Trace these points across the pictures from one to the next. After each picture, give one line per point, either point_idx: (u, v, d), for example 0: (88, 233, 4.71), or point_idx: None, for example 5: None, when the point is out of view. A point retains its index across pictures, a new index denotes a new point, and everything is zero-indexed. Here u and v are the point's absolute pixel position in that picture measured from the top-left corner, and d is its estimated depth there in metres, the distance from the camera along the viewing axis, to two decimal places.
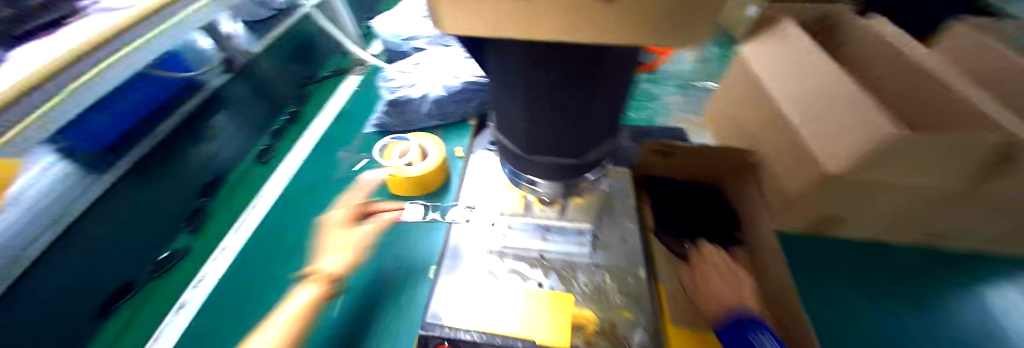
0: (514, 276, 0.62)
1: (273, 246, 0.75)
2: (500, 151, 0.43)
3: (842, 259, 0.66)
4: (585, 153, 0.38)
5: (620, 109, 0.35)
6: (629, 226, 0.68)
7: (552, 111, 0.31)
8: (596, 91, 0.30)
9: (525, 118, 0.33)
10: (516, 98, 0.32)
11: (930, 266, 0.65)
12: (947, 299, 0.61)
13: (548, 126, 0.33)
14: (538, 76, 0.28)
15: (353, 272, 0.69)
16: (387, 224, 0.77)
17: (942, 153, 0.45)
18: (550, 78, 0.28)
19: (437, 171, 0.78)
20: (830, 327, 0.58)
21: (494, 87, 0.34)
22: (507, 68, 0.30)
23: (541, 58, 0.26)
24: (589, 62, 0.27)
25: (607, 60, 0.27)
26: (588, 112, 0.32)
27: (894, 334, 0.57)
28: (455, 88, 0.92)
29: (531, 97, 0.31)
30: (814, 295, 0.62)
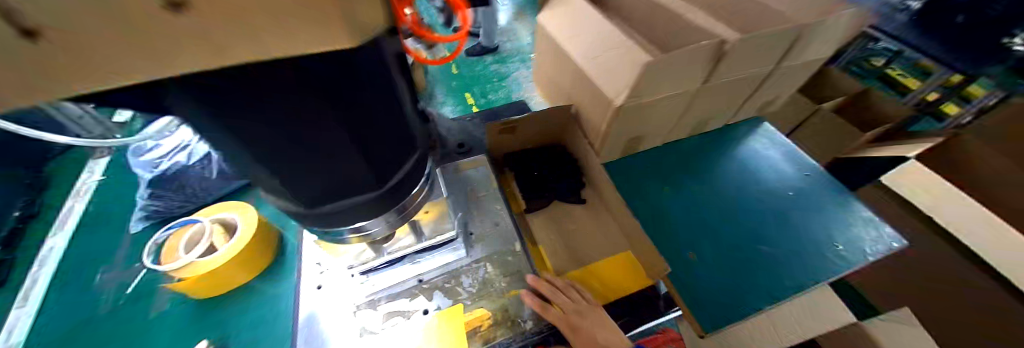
0: (396, 318, 0.56)
1: None
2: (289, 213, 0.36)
3: (652, 163, 0.81)
4: (384, 180, 0.35)
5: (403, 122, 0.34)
6: (498, 208, 0.69)
7: (303, 144, 0.28)
8: (350, 111, 0.27)
9: (278, 166, 0.29)
10: (262, 146, 0.27)
11: (702, 143, 0.85)
12: (716, 163, 0.81)
13: (313, 170, 0.30)
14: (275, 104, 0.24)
15: None
16: None
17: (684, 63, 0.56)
18: (285, 110, 0.25)
19: (255, 242, 0.63)
20: (655, 219, 0.71)
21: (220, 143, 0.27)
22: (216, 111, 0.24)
23: (249, 88, 0.23)
24: (318, 79, 0.24)
25: (344, 73, 0.25)
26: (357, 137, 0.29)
27: (693, 204, 0.73)
28: None
29: (269, 135, 0.26)
30: (639, 199, 0.74)
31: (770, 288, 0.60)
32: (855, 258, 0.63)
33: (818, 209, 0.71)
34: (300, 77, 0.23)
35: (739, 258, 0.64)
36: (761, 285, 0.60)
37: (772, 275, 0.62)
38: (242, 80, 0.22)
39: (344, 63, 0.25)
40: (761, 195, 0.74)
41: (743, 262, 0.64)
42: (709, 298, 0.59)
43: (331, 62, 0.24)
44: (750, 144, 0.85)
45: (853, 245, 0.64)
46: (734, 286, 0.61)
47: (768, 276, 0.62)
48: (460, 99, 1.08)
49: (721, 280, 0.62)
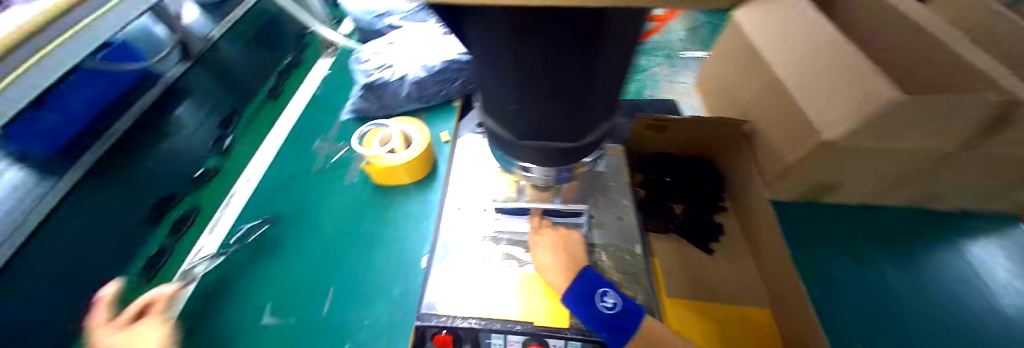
0: (509, 261, 0.62)
1: (249, 244, 0.71)
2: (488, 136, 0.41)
3: (829, 221, 0.67)
4: (580, 136, 0.36)
5: (615, 95, 0.34)
6: (624, 203, 0.67)
7: (538, 93, 0.30)
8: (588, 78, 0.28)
9: (511, 103, 0.32)
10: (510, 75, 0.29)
11: (914, 223, 0.66)
12: (928, 249, 0.63)
13: (533, 112, 0.32)
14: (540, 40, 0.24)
15: (339, 266, 0.66)
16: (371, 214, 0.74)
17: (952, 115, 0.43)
18: (539, 57, 0.26)
19: (423, 156, 0.75)
20: (817, 290, 0.59)
21: (477, 65, 0.31)
22: (491, 43, 0.26)
23: (528, 33, 0.24)
24: (582, 39, 0.24)
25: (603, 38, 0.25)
26: (584, 94, 0.30)
27: (883, 288, 0.59)
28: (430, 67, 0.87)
29: (518, 78, 0.29)
30: (802, 257, 0.63)
31: None
32: None
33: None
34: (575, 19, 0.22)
35: None
36: None
37: None
38: (523, 22, 0.23)
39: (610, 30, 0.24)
40: (1006, 316, 0.54)
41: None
42: None
43: (603, 24, 0.23)
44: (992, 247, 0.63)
45: None
46: None
47: None
48: None
49: None
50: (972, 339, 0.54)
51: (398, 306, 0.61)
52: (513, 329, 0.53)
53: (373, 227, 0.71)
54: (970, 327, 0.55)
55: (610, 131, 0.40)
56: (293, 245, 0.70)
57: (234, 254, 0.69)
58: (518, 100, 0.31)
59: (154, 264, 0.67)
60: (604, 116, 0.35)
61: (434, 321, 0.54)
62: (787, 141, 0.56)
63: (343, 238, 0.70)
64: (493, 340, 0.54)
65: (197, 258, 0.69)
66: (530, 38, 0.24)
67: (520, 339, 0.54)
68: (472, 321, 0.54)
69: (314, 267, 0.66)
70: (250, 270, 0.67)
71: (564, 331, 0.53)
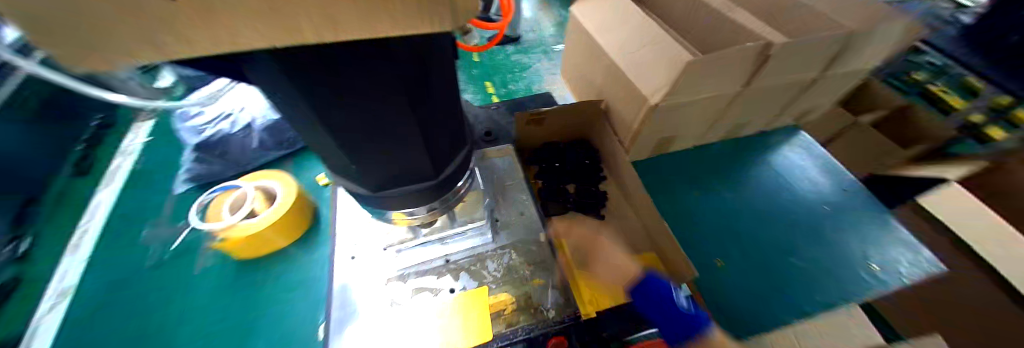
0: (424, 294, 0.59)
1: None
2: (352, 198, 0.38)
3: (682, 166, 0.80)
4: (439, 172, 0.35)
5: (460, 112, 0.34)
6: (524, 198, 0.70)
7: (372, 135, 0.27)
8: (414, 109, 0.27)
9: (343, 153, 0.29)
10: (327, 130, 0.26)
11: (736, 149, 0.83)
12: (746, 169, 0.80)
13: (374, 157, 0.30)
14: (322, 80, 0.21)
15: None
16: (245, 297, 0.63)
17: (730, 64, 0.54)
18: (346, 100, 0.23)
19: (295, 209, 0.66)
20: (686, 228, 0.71)
21: (291, 119, 0.27)
22: (289, 97, 0.23)
23: (319, 79, 0.21)
24: (384, 72, 0.22)
25: (407, 67, 0.23)
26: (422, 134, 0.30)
27: (723, 212, 0.73)
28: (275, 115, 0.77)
29: (338, 127, 0.26)
30: (670, 204, 0.74)
31: (797, 306, 0.62)
32: (891, 278, 0.64)
33: (854, 225, 0.71)
34: (363, 56, 0.21)
35: (772, 274, 0.65)
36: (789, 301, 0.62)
37: (803, 292, 0.63)
38: (309, 65, 0.20)
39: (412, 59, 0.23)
40: (794, 207, 0.73)
41: (776, 274, 0.65)
42: (736, 310, 0.61)
43: (399, 57, 0.22)
44: (783, 152, 0.83)
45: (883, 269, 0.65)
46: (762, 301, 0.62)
47: (798, 293, 0.63)
48: (480, 88, 1.07)
49: (748, 294, 0.63)
50: (786, 229, 0.71)
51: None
52: None
53: (252, 311, 0.61)
54: (783, 221, 0.72)
55: (472, 152, 0.40)
56: None
57: None
58: (354, 160, 0.29)
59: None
60: (456, 136, 0.35)
61: None
62: (633, 106, 0.64)
63: (217, 337, 0.59)
64: None
65: None
66: (325, 83, 0.22)
67: None
68: None
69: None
70: None
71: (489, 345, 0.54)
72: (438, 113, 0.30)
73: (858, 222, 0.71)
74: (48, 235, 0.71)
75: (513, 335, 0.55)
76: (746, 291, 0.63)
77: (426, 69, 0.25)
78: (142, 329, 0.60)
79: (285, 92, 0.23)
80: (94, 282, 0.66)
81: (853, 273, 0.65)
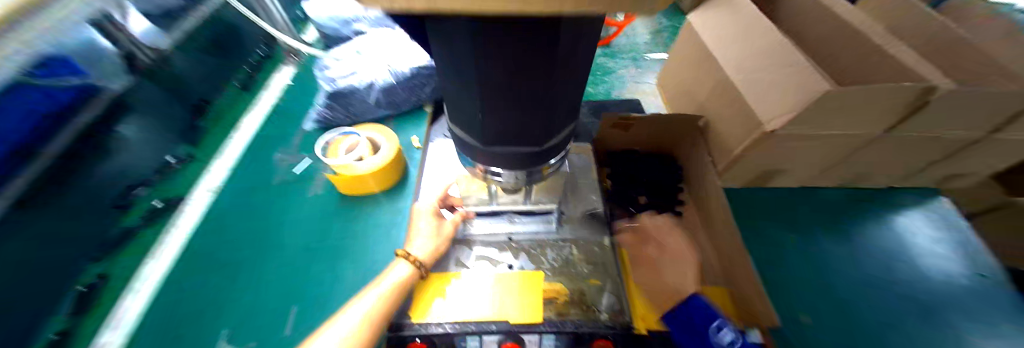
0: (485, 262, 0.63)
1: (208, 267, 0.68)
2: (455, 141, 0.41)
3: (779, 204, 0.72)
4: (544, 140, 0.37)
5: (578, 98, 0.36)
6: (594, 198, 0.70)
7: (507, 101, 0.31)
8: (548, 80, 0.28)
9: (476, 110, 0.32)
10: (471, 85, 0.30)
11: (851, 202, 0.73)
12: (864, 230, 0.69)
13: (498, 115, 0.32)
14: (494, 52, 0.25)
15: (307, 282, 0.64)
16: (338, 226, 0.72)
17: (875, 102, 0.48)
18: (496, 62, 0.26)
19: (393, 163, 0.74)
20: (771, 273, 0.64)
21: (441, 69, 0.31)
22: (453, 47, 0.26)
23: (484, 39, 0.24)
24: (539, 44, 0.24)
25: (559, 42, 0.25)
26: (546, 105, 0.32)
27: (822, 269, 0.64)
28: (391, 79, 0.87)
29: (479, 82, 0.28)
30: (757, 243, 0.68)
31: None
32: None
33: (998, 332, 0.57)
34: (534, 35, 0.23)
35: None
36: None
37: None
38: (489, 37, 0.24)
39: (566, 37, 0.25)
40: (919, 289, 0.62)
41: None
42: None
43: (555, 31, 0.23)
44: (915, 218, 0.70)
45: None
46: None
47: None
48: None
49: None
50: (901, 306, 0.60)
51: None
52: (489, 330, 0.54)
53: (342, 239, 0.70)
54: (899, 295, 0.61)
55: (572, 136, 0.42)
56: (257, 264, 0.67)
57: (190, 279, 0.66)
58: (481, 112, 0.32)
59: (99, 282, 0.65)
60: (569, 116, 0.37)
61: (409, 329, 0.55)
62: (738, 130, 0.60)
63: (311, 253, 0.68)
64: (469, 342, 0.54)
65: (148, 285, 0.65)
66: (489, 46, 0.24)
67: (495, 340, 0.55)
68: (446, 326, 0.55)
69: (273, 288, 0.64)
70: (210, 293, 0.64)
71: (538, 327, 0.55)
72: (564, 92, 0.32)
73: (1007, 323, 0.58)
74: (210, 137, 0.88)
75: (563, 325, 0.55)
76: None
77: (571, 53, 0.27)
78: (258, 230, 0.72)
79: (456, 50, 0.26)
80: (230, 182, 0.80)
81: None
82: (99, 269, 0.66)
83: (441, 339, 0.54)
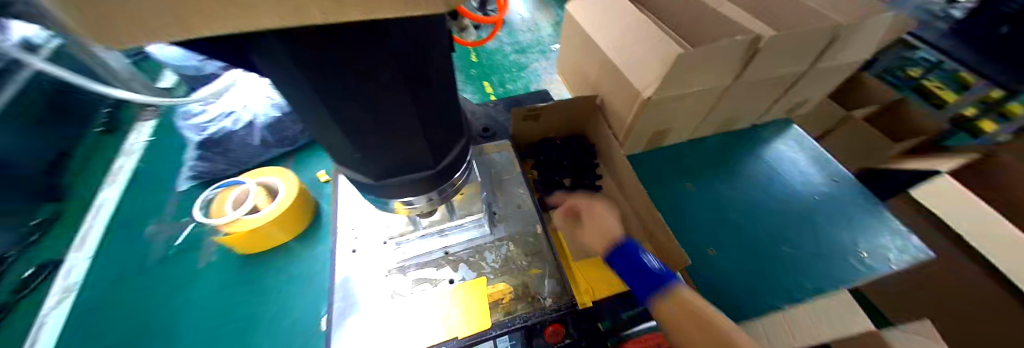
0: (424, 284, 0.60)
1: None
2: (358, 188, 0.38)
3: (672, 160, 0.81)
4: (439, 160, 0.36)
5: (459, 110, 0.36)
6: (520, 191, 0.71)
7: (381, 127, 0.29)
8: (408, 86, 0.27)
9: (348, 143, 0.30)
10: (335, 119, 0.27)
11: (727, 143, 0.84)
12: (739, 163, 0.81)
13: (375, 146, 0.31)
14: (343, 78, 0.24)
15: None
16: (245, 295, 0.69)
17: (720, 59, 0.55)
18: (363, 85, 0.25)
19: (296, 205, 0.68)
20: (676, 220, 0.72)
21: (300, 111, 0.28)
22: (297, 88, 0.25)
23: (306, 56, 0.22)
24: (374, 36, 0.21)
25: (408, 52, 0.24)
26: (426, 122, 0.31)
27: (713, 204, 0.74)
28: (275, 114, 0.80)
29: (345, 120, 0.28)
30: (662, 199, 0.75)
31: (778, 293, 0.61)
32: (878, 264, 0.64)
33: (844, 212, 0.71)
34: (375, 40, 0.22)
35: (761, 265, 0.65)
36: (772, 289, 0.62)
37: (793, 279, 0.63)
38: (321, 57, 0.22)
39: (400, 33, 0.23)
40: (787, 200, 0.74)
41: (766, 262, 0.65)
42: (720, 297, 0.61)
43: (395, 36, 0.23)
44: (765, 141, 0.85)
45: (870, 253, 0.65)
46: (748, 287, 0.62)
47: (788, 279, 0.63)
48: (479, 88, 1.11)
49: (734, 283, 0.63)
50: (777, 221, 0.71)
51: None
52: None
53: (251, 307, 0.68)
54: (774, 213, 0.72)
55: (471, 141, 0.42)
56: None
57: None
58: (359, 146, 0.31)
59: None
60: (457, 125, 0.37)
61: None
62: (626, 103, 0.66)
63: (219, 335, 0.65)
64: None
65: None
66: (321, 62, 0.22)
67: None
68: None
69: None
70: None
71: (488, 332, 0.55)
72: (437, 107, 0.31)
73: (850, 210, 0.72)
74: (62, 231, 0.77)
75: (512, 322, 0.56)
76: (737, 282, 0.63)
77: (430, 63, 0.27)
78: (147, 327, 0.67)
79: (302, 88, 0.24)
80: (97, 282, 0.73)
81: (845, 262, 0.64)
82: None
83: None
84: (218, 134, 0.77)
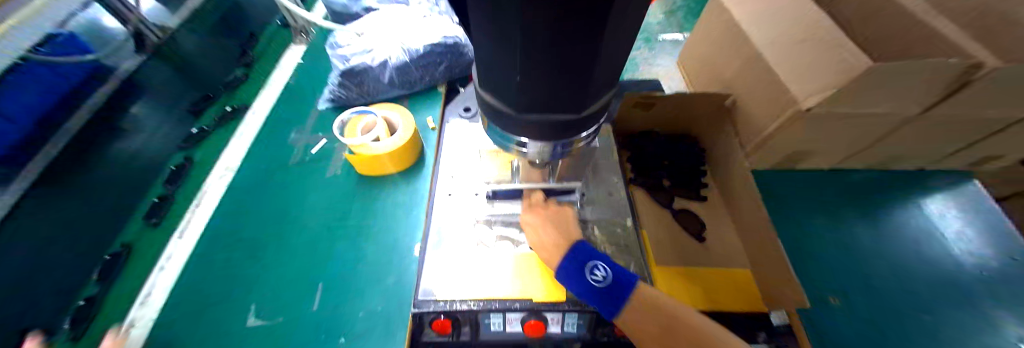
0: (505, 242, 0.62)
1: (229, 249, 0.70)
2: (484, 111, 0.37)
3: (797, 188, 0.71)
4: (584, 107, 0.32)
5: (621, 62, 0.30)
6: (615, 180, 0.69)
7: (550, 72, 0.27)
8: (595, 36, 0.24)
9: (516, 81, 0.28)
10: (507, 47, 0.26)
11: (878, 184, 0.71)
12: (892, 213, 0.68)
13: (537, 95, 0.30)
14: (544, 15, 0.22)
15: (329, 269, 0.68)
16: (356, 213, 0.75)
17: (928, 76, 0.45)
18: (550, 27, 0.23)
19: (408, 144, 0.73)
20: (798, 256, 0.64)
21: (477, 36, 0.27)
22: (489, 12, 0.23)
23: (516, 15, 0.22)
24: (581, 6, 0.21)
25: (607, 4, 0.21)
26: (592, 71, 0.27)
27: (845, 249, 0.64)
28: (403, 60, 0.86)
29: (520, 55, 0.26)
30: (781, 229, 0.67)
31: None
32: None
33: None
34: None
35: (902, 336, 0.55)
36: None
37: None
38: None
39: None
40: (942, 262, 0.61)
41: (890, 322, 0.56)
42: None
43: None
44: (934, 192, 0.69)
45: None
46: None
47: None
48: None
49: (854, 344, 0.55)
50: (939, 294, 0.58)
51: (390, 295, 0.65)
52: (512, 308, 0.54)
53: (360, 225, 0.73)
54: (940, 283, 0.59)
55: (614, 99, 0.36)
56: (273, 246, 0.71)
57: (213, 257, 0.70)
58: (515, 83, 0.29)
59: (160, 205, 0.73)
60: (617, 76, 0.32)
61: (432, 307, 0.54)
62: (779, 114, 0.56)
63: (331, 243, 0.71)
64: (492, 318, 0.56)
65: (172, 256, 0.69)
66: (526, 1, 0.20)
67: (518, 316, 0.56)
68: (470, 303, 0.54)
69: (301, 266, 0.68)
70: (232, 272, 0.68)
71: (561, 305, 0.55)
72: (611, 52, 0.27)
73: None
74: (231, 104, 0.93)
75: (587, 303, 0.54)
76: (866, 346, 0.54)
77: (623, 13, 0.23)
78: (278, 215, 0.75)
79: (498, 15, 0.23)
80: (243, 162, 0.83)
81: None
82: (161, 192, 0.75)
83: (465, 315, 0.55)
84: (358, 67, 0.85)
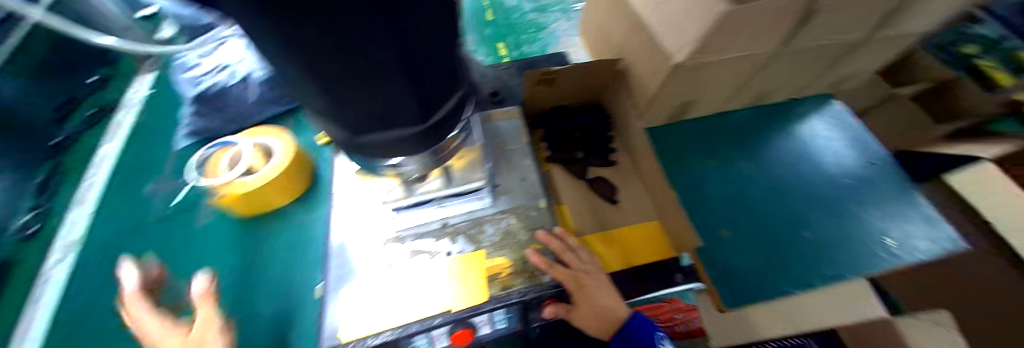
0: (420, 255, 0.57)
1: None
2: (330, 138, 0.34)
3: (691, 138, 0.76)
4: (425, 118, 0.31)
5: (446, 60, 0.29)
6: (527, 164, 0.67)
7: (358, 87, 0.24)
8: (390, 33, 0.21)
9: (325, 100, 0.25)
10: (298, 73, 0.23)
11: (758, 118, 0.78)
12: (769, 141, 0.74)
13: (357, 107, 0.26)
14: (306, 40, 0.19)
15: None
16: (253, 266, 0.76)
17: (771, 18, 0.47)
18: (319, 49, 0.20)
19: (293, 167, 0.67)
20: (699, 202, 0.68)
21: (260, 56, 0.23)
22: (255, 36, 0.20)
23: (267, 20, 0.18)
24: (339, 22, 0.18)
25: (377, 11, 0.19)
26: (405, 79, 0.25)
27: (736, 184, 0.69)
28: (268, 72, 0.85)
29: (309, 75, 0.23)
30: (682, 177, 0.71)
31: (783, 276, 0.58)
32: (906, 256, 0.57)
33: (892, 205, 0.64)
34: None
35: (785, 252, 0.61)
36: (777, 272, 0.59)
37: (810, 263, 0.59)
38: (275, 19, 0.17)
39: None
40: (814, 181, 0.68)
41: (776, 242, 0.62)
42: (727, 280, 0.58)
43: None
44: (798, 116, 0.77)
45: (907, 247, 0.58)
46: (756, 268, 0.60)
47: (806, 263, 0.59)
48: (491, 48, 1.04)
49: (742, 268, 0.60)
50: (809, 209, 0.65)
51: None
52: (433, 324, 0.50)
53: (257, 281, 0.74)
54: (808, 199, 0.66)
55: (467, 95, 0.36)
56: None
57: None
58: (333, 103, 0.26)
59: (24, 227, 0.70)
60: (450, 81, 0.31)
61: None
62: (652, 77, 0.59)
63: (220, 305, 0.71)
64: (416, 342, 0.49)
65: None
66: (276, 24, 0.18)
67: (444, 330, 0.50)
68: (387, 334, 0.49)
69: None
70: None
71: (484, 306, 0.52)
72: (421, 56, 0.25)
73: (896, 203, 0.64)
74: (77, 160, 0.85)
75: (508, 297, 0.53)
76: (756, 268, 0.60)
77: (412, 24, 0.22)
78: None
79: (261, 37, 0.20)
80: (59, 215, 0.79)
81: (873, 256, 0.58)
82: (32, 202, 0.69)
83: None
84: (213, 88, 0.81)
